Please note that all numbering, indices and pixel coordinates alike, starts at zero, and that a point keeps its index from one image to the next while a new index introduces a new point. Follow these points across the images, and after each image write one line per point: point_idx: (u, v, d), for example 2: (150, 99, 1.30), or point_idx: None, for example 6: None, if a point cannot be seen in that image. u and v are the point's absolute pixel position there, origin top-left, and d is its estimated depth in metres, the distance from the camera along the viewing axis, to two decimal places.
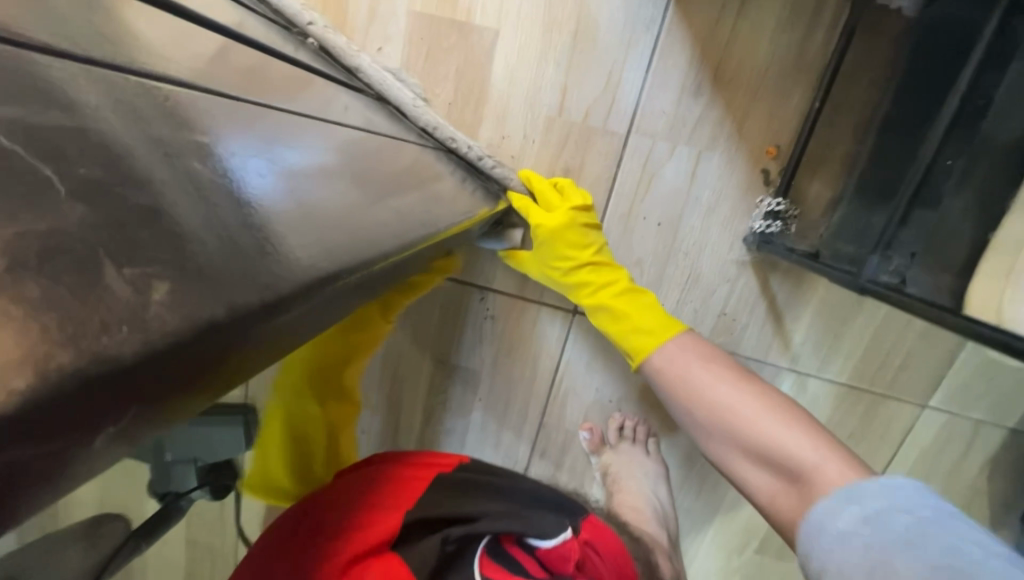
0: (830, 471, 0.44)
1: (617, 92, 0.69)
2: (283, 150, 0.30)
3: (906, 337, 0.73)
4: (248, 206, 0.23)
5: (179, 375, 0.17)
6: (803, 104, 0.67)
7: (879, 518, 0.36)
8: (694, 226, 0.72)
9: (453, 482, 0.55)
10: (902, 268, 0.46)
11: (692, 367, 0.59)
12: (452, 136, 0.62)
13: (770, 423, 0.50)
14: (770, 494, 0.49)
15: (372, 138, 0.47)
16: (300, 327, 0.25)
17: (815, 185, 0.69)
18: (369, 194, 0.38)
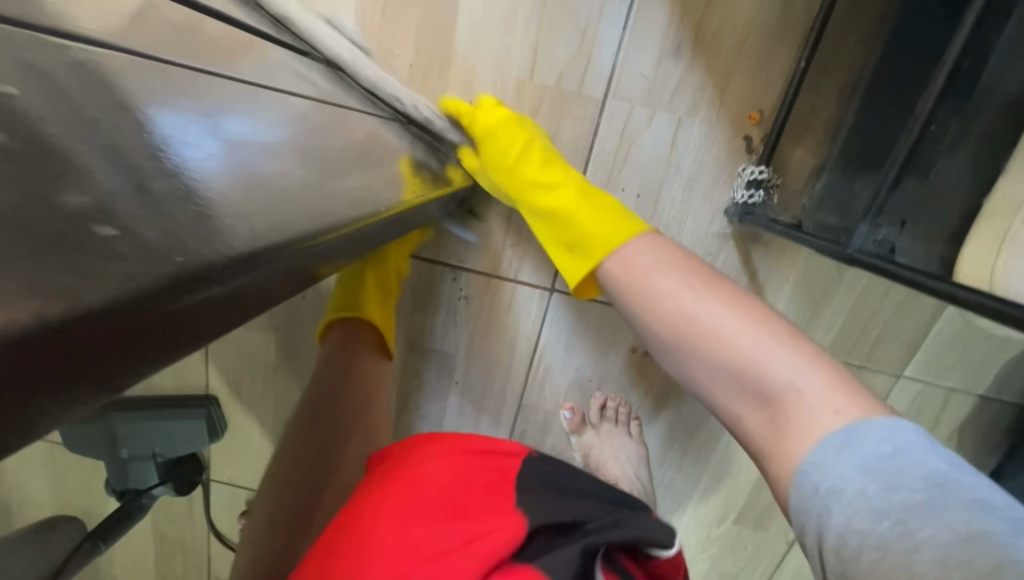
0: (813, 391, 0.37)
1: (593, 53, 0.64)
2: (226, 119, 0.28)
3: (884, 308, 0.72)
4: (180, 174, 0.21)
5: (109, 341, 0.15)
6: (788, 65, 0.63)
7: (884, 479, 0.30)
8: (674, 198, 0.68)
9: (536, 482, 0.48)
10: (891, 237, 0.44)
11: (652, 275, 0.50)
12: (427, 115, 0.59)
13: (740, 329, 0.43)
14: (735, 413, 0.42)
15: (324, 107, 0.43)
16: (258, 295, 0.23)
17: (798, 152, 0.66)
18: (318, 169, 0.35)
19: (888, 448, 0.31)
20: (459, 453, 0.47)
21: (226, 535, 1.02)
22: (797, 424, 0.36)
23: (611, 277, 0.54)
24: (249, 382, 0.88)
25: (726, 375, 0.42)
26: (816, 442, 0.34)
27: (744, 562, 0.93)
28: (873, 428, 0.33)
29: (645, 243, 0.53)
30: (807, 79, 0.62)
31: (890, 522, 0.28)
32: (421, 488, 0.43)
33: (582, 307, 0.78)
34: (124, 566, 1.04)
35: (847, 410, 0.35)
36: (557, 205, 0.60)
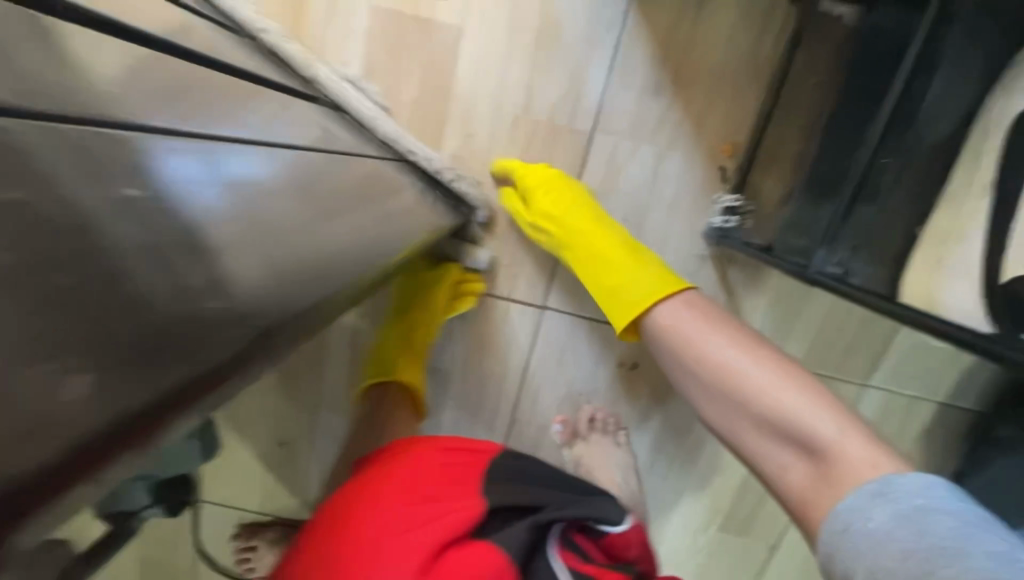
0: (853, 448, 0.44)
1: (581, 91, 0.69)
2: (228, 158, 0.33)
3: (849, 323, 0.78)
4: (190, 224, 0.27)
5: (139, 434, 0.22)
6: (756, 105, 0.70)
7: (916, 524, 0.35)
8: (657, 223, 0.74)
9: (502, 473, 0.60)
10: (845, 260, 0.51)
11: (701, 334, 0.58)
12: (411, 149, 0.62)
13: (785, 391, 0.50)
14: (785, 467, 0.49)
15: (331, 153, 0.47)
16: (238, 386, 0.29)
17: (768, 182, 0.72)
18: (320, 212, 0.39)
19: (922, 502, 0.37)
20: (436, 452, 0.59)
21: (215, 557, 1.00)
22: (840, 472, 0.43)
23: (654, 327, 0.62)
24: (246, 399, 0.89)
25: (778, 427, 0.50)
26: (854, 488, 0.41)
27: (731, 568, 0.97)
28: (907, 483, 0.39)
29: (682, 303, 0.61)
30: (773, 117, 0.69)
31: (917, 559, 0.34)
32: (407, 485, 0.54)
33: (573, 324, 0.82)
34: None
35: (885, 465, 0.42)
36: (597, 256, 0.67)
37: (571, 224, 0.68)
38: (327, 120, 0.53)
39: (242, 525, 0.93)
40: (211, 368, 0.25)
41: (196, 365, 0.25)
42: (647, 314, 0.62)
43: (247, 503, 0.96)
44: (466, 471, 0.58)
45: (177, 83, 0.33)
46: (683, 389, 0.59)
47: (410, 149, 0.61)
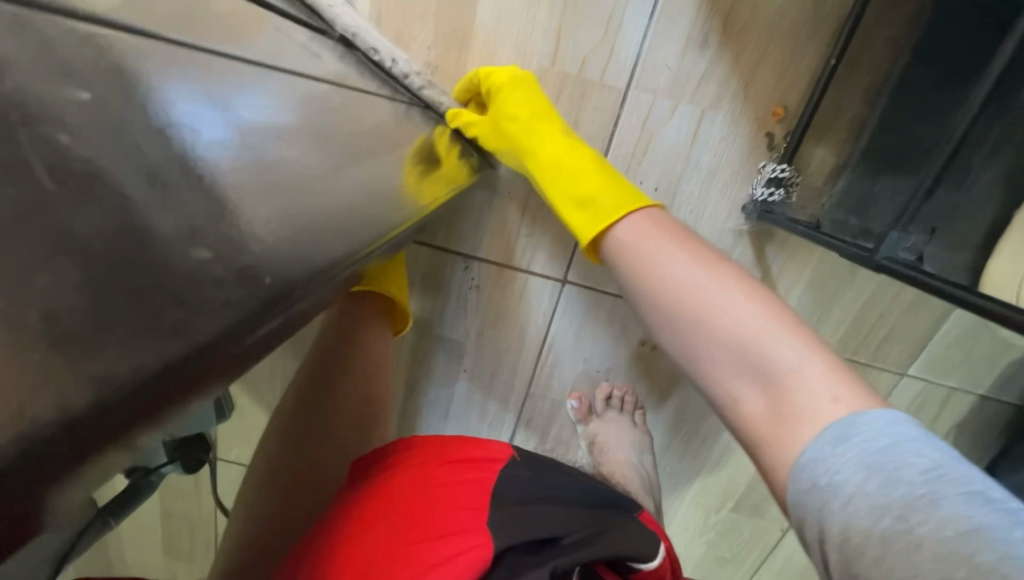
0: (814, 378, 0.36)
1: (618, 41, 0.62)
2: (235, 97, 0.28)
3: (893, 308, 0.73)
4: (202, 173, 0.23)
5: (208, 370, 0.20)
6: (816, 61, 0.61)
7: (884, 473, 0.29)
8: (692, 193, 0.68)
9: (518, 489, 0.49)
10: (920, 245, 0.42)
11: (658, 247, 0.49)
12: (375, 46, 0.53)
13: (744, 310, 0.41)
14: (734, 398, 0.40)
15: (339, 92, 0.42)
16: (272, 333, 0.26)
17: (820, 151, 0.65)
18: (334, 158, 0.34)
19: (886, 443, 0.30)
20: (438, 464, 0.51)
21: (234, 512, 1.03)
22: (796, 407, 0.35)
23: (617, 246, 0.52)
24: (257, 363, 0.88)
25: (724, 351, 0.41)
26: (816, 435, 0.33)
27: (740, 547, 0.97)
28: (868, 421, 0.32)
29: (646, 218, 0.52)
30: (836, 76, 0.61)
31: (891, 518, 0.27)
32: (406, 500, 0.47)
33: (594, 300, 0.78)
34: (131, 541, 1.05)
35: (847, 398, 0.34)
36: (563, 168, 0.57)
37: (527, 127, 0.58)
38: (308, 32, 0.46)
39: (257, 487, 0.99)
40: (278, 295, 0.24)
41: (256, 294, 0.23)
42: (609, 233, 0.53)
43: None
44: (471, 485, 0.49)
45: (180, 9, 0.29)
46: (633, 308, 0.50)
47: (375, 47, 0.53)
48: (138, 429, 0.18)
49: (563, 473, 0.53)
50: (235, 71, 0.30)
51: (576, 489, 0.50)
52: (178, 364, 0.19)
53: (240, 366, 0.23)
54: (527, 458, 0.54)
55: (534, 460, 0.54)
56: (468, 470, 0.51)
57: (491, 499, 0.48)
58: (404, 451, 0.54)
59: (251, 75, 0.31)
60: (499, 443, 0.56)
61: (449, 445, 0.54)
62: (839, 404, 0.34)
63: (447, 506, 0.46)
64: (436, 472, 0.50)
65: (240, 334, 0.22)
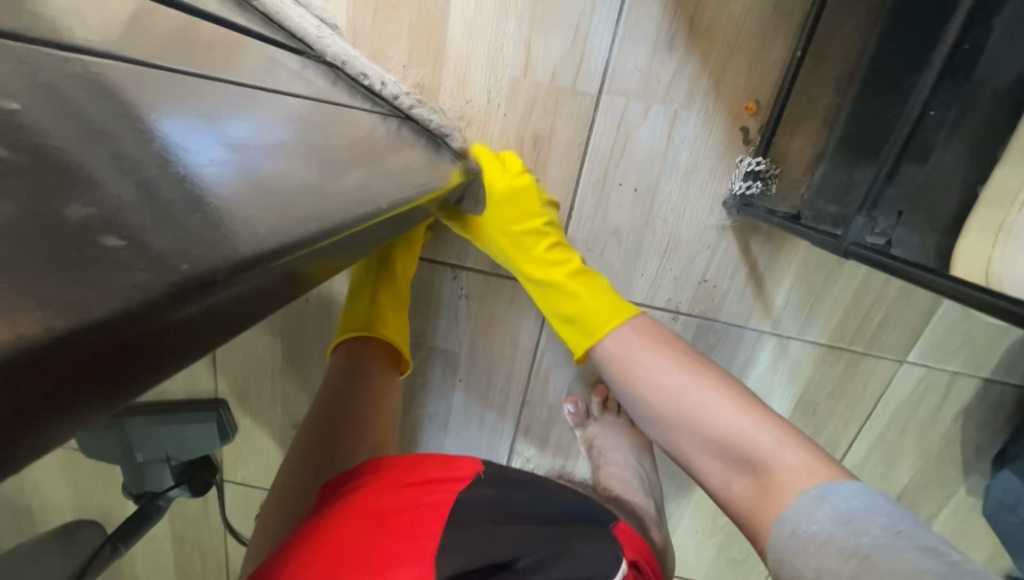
0: (788, 456, 0.41)
1: (586, 48, 0.63)
2: (227, 122, 0.28)
3: (885, 296, 0.72)
4: (190, 175, 0.21)
5: (171, 325, 0.16)
6: (784, 53, 0.62)
7: (854, 525, 0.32)
8: (672, 191, 0.68)
9: (480, 511, 0.46)
10: (888, 230, 0.44)
11: (641, 351, 0.55)
12: (363, 71, 0.57)
13: (718, 406, 0.47)
14: (725, 485, 0.45)
15: (322, 110, 0.44)
16: (249, 308, 0.21)
17: (796, 141, 0.64)
18: (326, 169, 0.35)
19: (856, 504, 0.34)
20: (392, 490, 0.48)
21: (242, 533, 1.04)
22: (776, 485, 0.40)
23: (608, 353, 0.58)
24: (258, 383, 0.89)
25: (711, 441, 0.46)
26: (795, 500, 0.38)
27: (751, 547, 0.95)
28: (847, 487, 0.36)
29: (638, 326, 0.58)
30: (804, 67, 0.61)
31: (857, 561, 0.30)
32: (354, 530, 0.44)
33: None
34: (144, 566, 1.07)
35: (818, 472, 0.39)
36: (560, 273, 0.65)
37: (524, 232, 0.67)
38: (302, 63, 0.50)
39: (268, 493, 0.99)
40: (242, 265, 0.19)
41: (228, 259, 0.19)
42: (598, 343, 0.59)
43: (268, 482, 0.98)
44: (424, 512, 0.45)
45: (167, 41, 0.31)
46: (623, 400, 0.55)
47: (364, 72, 0.57)
48: (96, 388, 0.14)
49: (529, 488, 0.50)
50: (228, 103, 0.30)
51: (539, 506, 0.48)
52: (119, 314, 0.14)
53: (183, 350, 0.18)
54: (493, 474, 0.51)
55: (501, 475, 0.51)
56: (422, 495, 0.47)
57: (445, 524, 0.44)
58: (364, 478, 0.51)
59: (245, 106, 0.32)
60: (469, 458, 0.53)
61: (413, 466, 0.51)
62: (811, 477, 0.39)
63: (394, 540, 0.43)
64: (387, 501, 0.47)
65: (202, 296, 0.17)
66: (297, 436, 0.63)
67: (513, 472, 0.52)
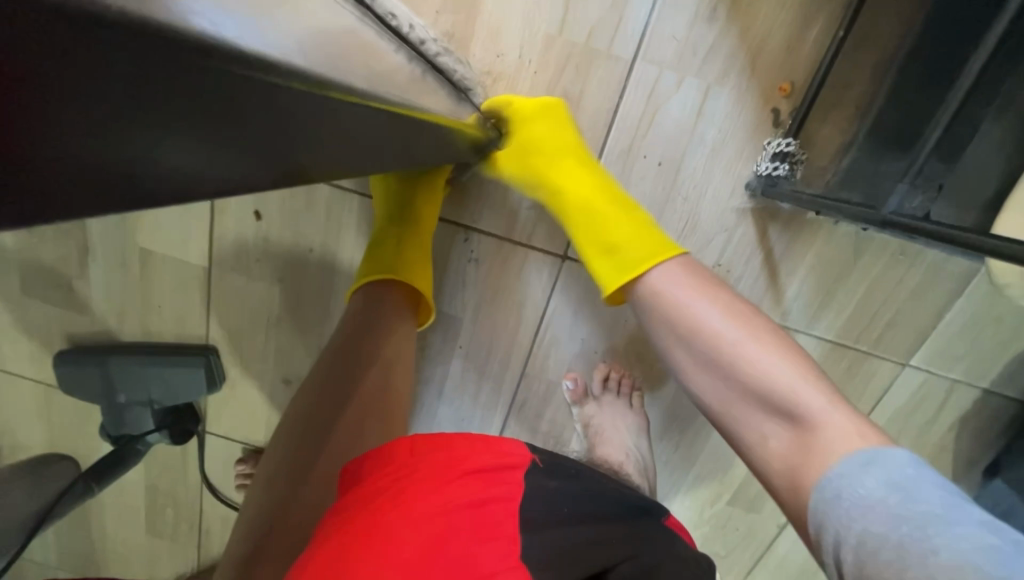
0: (840, 418, 0.40)
1: (625, 11, 0.62)
2: (250, 11, 0.24)
3: (896, 296, 0.72)
4: (199, 32, 0.18)
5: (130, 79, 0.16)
6: (823, 37, 0.61)
7: (906, 493, 0.32)
8: (696, 169, 0.67)
9: (544, 505, 0.43)
10: (928, 203, 0.44)
11: (687, 294, 0.52)
12: (392, 11, 0.55)
13: (777, 360, 0.45)
14: (761, 438, 0.44)
15: (347, 34, 0.43)
16: (219, 123, 0.21)
17: (826, 128, 0.64)
18: (351, 82, 0.32)
19: (911, 471, 0.34)
20: (450, 476, 0.42)
21: (220, 489, 1.01)
22: (822, 443, 0.39)
23: (645, 290, 0.55)
24: (251, 333, 0.86)
25: (755, 390, 0.45)
26: (839, 461, 0.37)
27: (735, 543, 0.94)
28: (896, 453, 0.36)
29: (678, 267, 0.54)
30: (843, 51, 0.60)
31: (907, 528, 0.30)
32: (413, 517, 0.38)
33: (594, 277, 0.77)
34: (114, 514, 1.04)
35: (869, 436, 0.38)
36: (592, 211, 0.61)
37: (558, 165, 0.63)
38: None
39: (252, 445, 0.96)
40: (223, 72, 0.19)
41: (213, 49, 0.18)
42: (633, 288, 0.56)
43: (253, 437, 0.96)
44: (494, 508, 0.40)
45: None
46: (656, 344, 0.54)
47: (393, 12, 0.55)
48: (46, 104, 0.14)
49: (585, 482, 0.48)
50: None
51: (597, 501, 0.46)
52: (105, 42, 0.15)
53: (150, 112, 0.18)
54: (548, 462, 0.48)
55: (556, 464, 0.48)
56: (483, 487, 0.42)
57: (518, 524, 0.40)
58: (404, 460, 0.44)
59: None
60: (515, 442, 0.47)
61: (461, 447, 0.45)
62: (862, 439, 0.38)
63: (463, 540, 0.37)
64: (443, 490, 0.40)
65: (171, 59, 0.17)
66: (313, 398, 0.60)
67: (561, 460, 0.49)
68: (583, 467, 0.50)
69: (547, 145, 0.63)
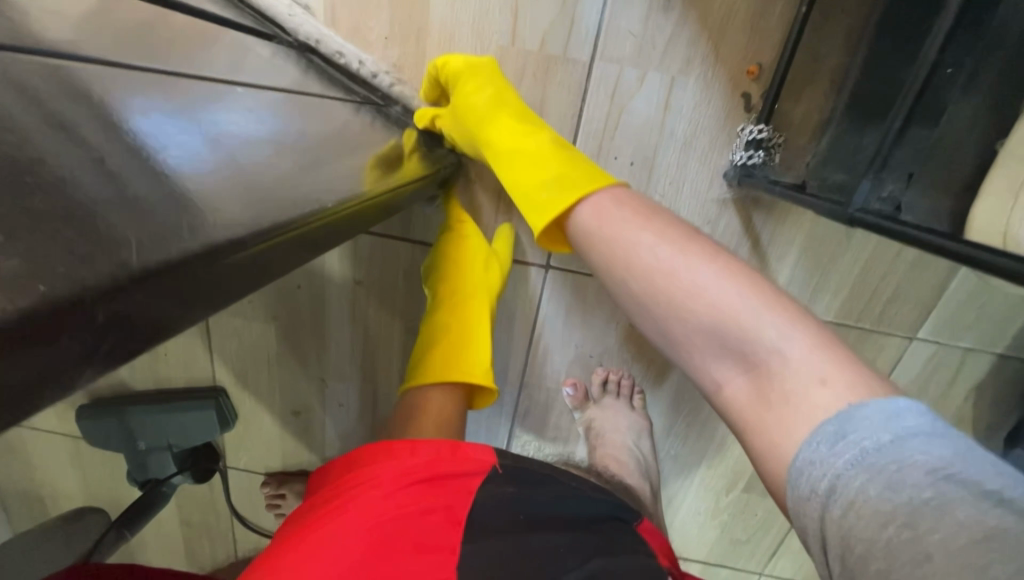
0: (797, 353, 0.35)
1: (577, 12, 0.60)
2: (206, 114, 0.30)
3: (895, 270, 0.69)
4: (159, 160, 0.24)
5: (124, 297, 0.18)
6: (788, 12, 0.58)
7: (885, 477, 0.28)
8: (670, 164, 0.65)
9: (501, 513, 0.42)
10: (897, 194, 0.43)
11: (626, 223, 0.46)
12: (339, 50, 0.60)
13: (720, 286, 0.40)
14: (716, 382, 0.40)
15: (299, 101, 0.44)
16: (212, 289, 0.22)
17: (801, 106, 0.61)
18: (308, 161, 0.37)
19: (888, 439, 0.29)
20: (406, 481, 0.41)
21: (248, 518, 1.06)
22: (780, 392, 0.35)
23: (585, 239, 0.48)
24: (255, 372, 0.89)
25: (706, 333, 0.40)
26: (810, 432, 0.32)
27: (755, 528, 0.94)
28: (868, 414, 0.31)
29: (611, 196, 0.48)
30: (811, 24, 0.57)
31: (895, 527, 0.26)
32: (354, 530, 0.37)
33: (580, 283, 0.76)
34: (155, 549, 1.10)
35: (835, 381, 0.33)
36: (527, 155, 0.54)
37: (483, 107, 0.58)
38: (273, 49, 0.51)
39: (271, 475, 0.99)
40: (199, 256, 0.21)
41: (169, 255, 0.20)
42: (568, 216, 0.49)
43: (273, 465, 0.99)
44: (437, 518, 0.39)
45: (129, 33, 0.32)
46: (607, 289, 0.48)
47: (340, 51, 0.60)
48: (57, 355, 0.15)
49: (553, 488, 0.46)
50: (200, 93, 0.32)
51: (569, 505, 0.45)
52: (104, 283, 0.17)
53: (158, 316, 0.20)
54: (509, 468, 0.46)
55: (518, 470, 0.46)
56: (432, 496, 0.40)
57: (462, 534, 0.39)
58: (368, 468, 0.43)
59: (221, 94, 0.34)
60: (479, 446, 0.46)
61: (422, 452, 0.43)
62: (828, 386, 0.33)
63: (401, 556, 0.35)
64: (390, 496, 0.39)
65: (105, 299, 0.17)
66: None
67: (520, 459, 0.47)
68: (547, 469, 0.48)
69: (463, 89, 0.59)
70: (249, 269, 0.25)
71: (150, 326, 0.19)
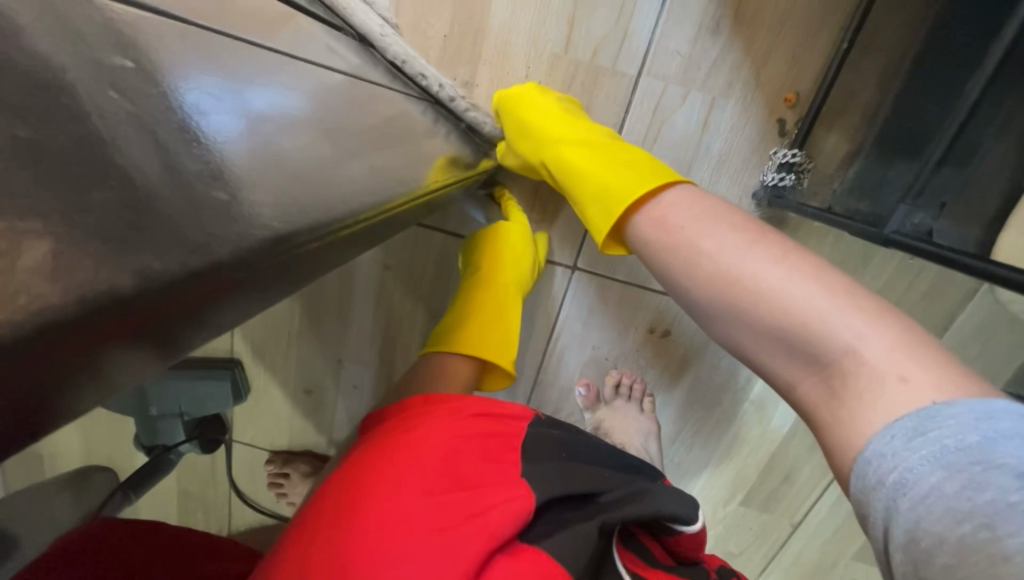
0: (877, 353, 0.33)
1: (630, 27, 0.63)
2: (250, 89, 0.27)
3: (906, 299, 0.72)
4: (203, 141, 0.21)
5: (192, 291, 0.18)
6: (828, 47, 0.62)
7: (967, 476, 0.25)
8: (703, 179, 0.68)
9: (543, 445, 0.48)
10: (927, 221, 0.47)
11: (687, 225, 0.46)
12: (422, 71, 0.58)
13: (785, 282, 0.38)
14: (788, 380, 0.38)
15: (357, 85, 0.46)
16: (269, 269, 0.23)
17: (831, 137, 0.65)
18: (342, 150, 0.36)
19: (974, 439, 0.26)
20: (456, 415, 0.44)
21: (247, 494, 1.06)
22: (856, 388, 0.32)
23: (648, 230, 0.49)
24: (273, 348, 0.90)
25: (771, 330, 0.38)
26: (886, 424, 0.30)
27: (749, 542, 0.96)
28: (955, 413, 0.28)
29: (677, 195, 0.49)
30: (848, 59, 0.60)
31: (971, 526, 0.23)
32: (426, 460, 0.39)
33: (604, 286, 0.78)
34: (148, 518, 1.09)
35: (918, 377, 0.31)
36: (583, 160, 0.57)
37: (532, 116, 0.62)
38: (351, 48, 0.50)
39: (276, 452, 1.00)
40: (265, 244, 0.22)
41: (244, 239, 0.20)
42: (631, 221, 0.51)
43: (278, 443, 1.00)
44: (497, 442, 0.44)
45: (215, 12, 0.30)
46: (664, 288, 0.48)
47: (422, 72, 0.59)
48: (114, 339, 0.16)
49: (587, 437, 0.54)
50: (248, 62, 0.29)
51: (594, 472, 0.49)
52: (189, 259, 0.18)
53: (224, 303, 0.20)
54: (548, 418, 0.54)
55: (556, 421, 0.53)
56: (487, 430, 0.45)
57: (519, 454, 0.45)
58: (420, 406, 0.47)
59: (266, 64, 0.32)
60: (516, 403, 0.51)
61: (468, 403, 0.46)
62: (908, 383, 0.31)
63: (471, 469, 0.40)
64: (453, 429, 0.42)
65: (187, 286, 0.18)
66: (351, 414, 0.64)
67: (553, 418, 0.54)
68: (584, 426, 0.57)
69: (518, 103, 0.64)
70: (308, 247, 0.26)
71: (219, 301, 0.20)
